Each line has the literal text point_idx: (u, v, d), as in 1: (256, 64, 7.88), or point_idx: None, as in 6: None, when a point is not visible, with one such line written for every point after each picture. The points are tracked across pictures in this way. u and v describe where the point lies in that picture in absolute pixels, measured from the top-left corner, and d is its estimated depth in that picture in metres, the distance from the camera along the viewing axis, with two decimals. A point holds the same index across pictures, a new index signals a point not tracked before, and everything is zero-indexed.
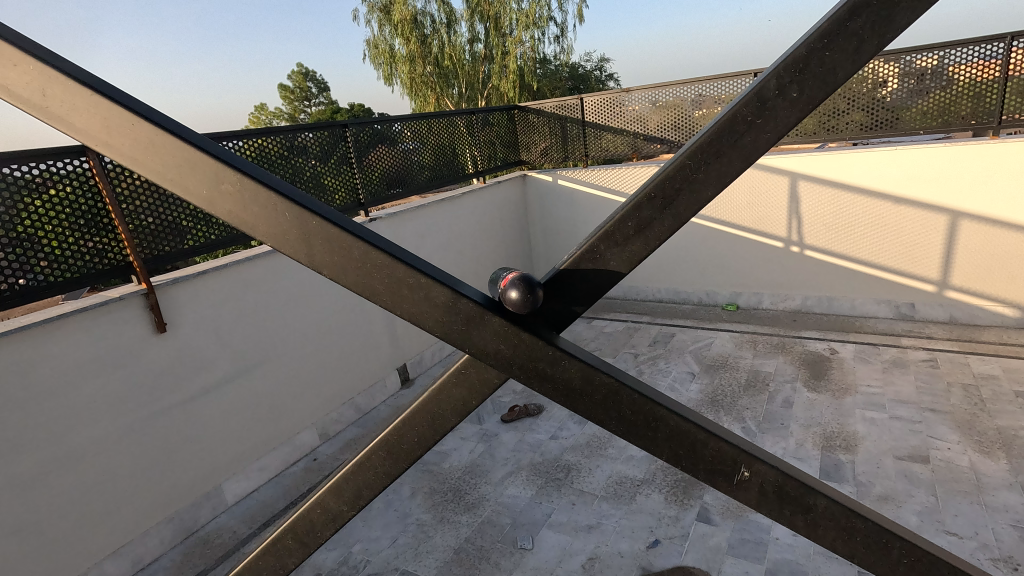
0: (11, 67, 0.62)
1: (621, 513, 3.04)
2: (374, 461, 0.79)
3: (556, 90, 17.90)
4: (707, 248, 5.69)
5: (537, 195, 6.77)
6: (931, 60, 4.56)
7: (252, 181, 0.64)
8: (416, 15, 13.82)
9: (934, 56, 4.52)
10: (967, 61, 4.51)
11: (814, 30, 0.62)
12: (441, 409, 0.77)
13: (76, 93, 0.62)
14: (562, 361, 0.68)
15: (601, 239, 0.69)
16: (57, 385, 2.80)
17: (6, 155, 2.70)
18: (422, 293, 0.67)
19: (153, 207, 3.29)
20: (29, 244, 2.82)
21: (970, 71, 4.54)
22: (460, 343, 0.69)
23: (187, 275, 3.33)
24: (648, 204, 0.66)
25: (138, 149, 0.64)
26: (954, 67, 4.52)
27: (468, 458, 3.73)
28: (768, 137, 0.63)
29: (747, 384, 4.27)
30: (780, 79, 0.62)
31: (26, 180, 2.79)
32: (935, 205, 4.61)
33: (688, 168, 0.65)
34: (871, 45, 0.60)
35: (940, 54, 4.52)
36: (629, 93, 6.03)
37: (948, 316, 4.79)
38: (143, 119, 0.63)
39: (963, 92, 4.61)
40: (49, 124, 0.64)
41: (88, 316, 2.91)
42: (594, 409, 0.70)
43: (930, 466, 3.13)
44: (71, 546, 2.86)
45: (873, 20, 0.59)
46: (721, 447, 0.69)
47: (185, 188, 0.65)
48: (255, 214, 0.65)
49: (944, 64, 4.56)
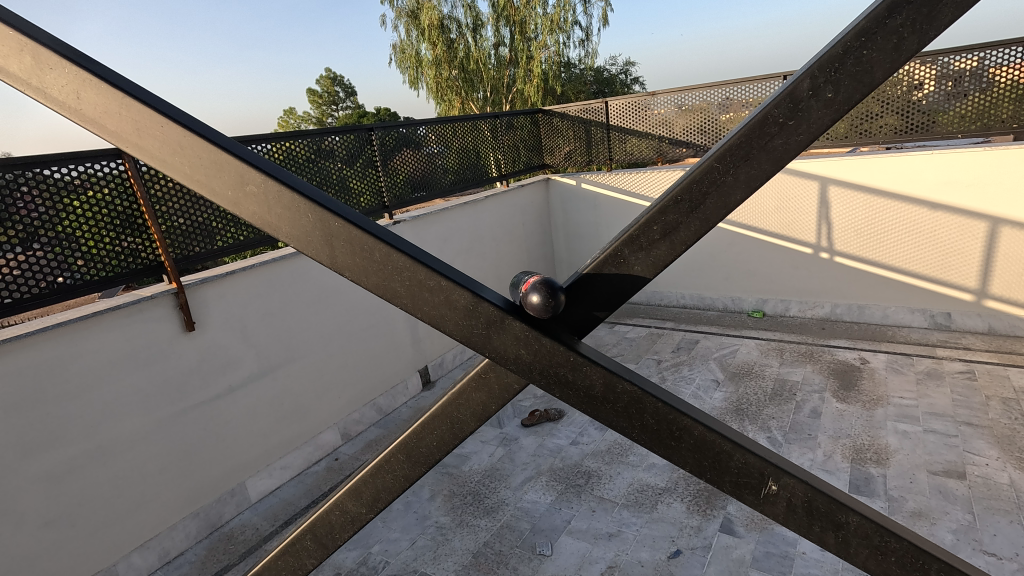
0: (48, 71, 0.63)
1: (642, 521, 3.00)
2: (392, 464, 0.78)
3: (580, 94, 17.89)
4: (733, 253, 5.59)
5: (560, 199, 6.74)
6: (970, 62, 4.43)
7: (276, 182, 0.65)
8: (443, 20, 13.97)
9: (973, 57, 4.39)
10: (1008, 63, 4.38)
11: (850, 29, 0.60)
12: (460, 414, 0.77)
13: (108, 95, 0.63)
14: (583, 368, 0.67)
15: (624, 244, 0.68)
16: (90, 380, 2.89)
17: (45, 158, 2.79)
18: (441, 296, 0.66)
19: (184, 208, 3.37)
20: (68, 242, 2.92)
21: (1010, 73, 4.41)
22: (479, 346, 0.69)
23: (215, 275, 3.40)
24: (675, 207, 0.65)
25: (167, 152, 0.65)
26: (994, 69, 4.39)
27: (488, 461, 3.73)
28: (800, 139, 0.61)
29: (773, 393, 4.17)
30: (814, 79, 0.60)
31: (65, 181, 2.89)
32: (972, 211, 4.45)
33: (716, 171, 0.63)
34: (910, 42, 0.58)
35: (979, 56, 4.39)
36: (655, 97, 5.98)
37: (986, 327, 4.62)
38: (172, 122, 0.64)
39: (1004, 95, 4.46)
40: (84, 126, 0.66)
41: (121, 315, 2.99)
42: (616, 417, 0.68)
43: (967, 482, 3.01)
44: (101, 539, 2.94)
45: (914, 18, 0.57)
46: (747, 459, 0.67)
47: (212, 190, 0.66)
48: (279, 215, 0.66)
49: (984, 66, 4.43)
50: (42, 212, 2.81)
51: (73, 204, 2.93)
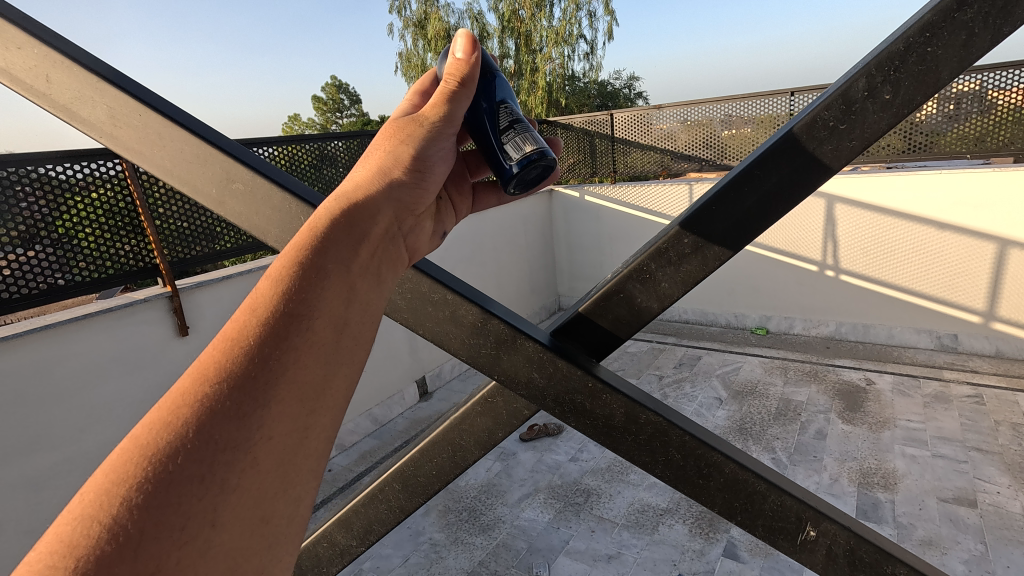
0: (18, 51, 0.57)
1: (642, 543, 2.91)
2: (387, 494, 0.72)
3: (583, 108, 18.01)
4: (738, 270, 5.53)
5: (563, 211, 6.69)
6: (971, 85, 4.46)
7: (266, 180, 0.59)
8: (450, 31, 14.11)
9: (973, 80, 4.41)
10: (1009, 87, 4.37)
11: (909, 24, 0.53)
12: (464, 441, 0.70)
13: (82, 78, 0.57)
14: (602, 395, 0.60)
15: (652, 258, 0.61)
16: (78, 383, 2.78)
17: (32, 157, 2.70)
18: (447, 311, 0.61)
19: (182, 210, 3.32)
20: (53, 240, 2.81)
21: (1012, 97, 4.39)
22: (487, 368, 0.62)
23: (211, 279, 3.33)
24: (708, 218, 0.59)
25: (141, 139, 0.59)
26: (994, 92, 4.39)
27: (485, 477, 3.63)
28: (852, 146, 0.55)
29: (777, 412, 4.09)
30: (870, 79, 0.53)
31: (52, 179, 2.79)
32: (981, 232, 4.40)
33: (754, 177, 0.57)
34: (983, 38, 0.51)
35: (980, 79, 4.40)
36: (660, 111, 5.95)
37: (993, 350, 4.55)
38: (152, 109, 0.58)
39: (1006, 119, 4.45)
40: (56, 114, 0.60)
41: (114, 317, 2.91)
42: (638, 452, 0.61)
43: (977, 511, 2.92)
44: None
45: (987, 10, 0.50)
46: (784, 501, 0.60)
47: (194, 185, 0.60)
48: (267, 217, 0.60)
49: (985, 89, 4.43)
50: (29, 209, 2.71)
51: (62, 202, 2.83)
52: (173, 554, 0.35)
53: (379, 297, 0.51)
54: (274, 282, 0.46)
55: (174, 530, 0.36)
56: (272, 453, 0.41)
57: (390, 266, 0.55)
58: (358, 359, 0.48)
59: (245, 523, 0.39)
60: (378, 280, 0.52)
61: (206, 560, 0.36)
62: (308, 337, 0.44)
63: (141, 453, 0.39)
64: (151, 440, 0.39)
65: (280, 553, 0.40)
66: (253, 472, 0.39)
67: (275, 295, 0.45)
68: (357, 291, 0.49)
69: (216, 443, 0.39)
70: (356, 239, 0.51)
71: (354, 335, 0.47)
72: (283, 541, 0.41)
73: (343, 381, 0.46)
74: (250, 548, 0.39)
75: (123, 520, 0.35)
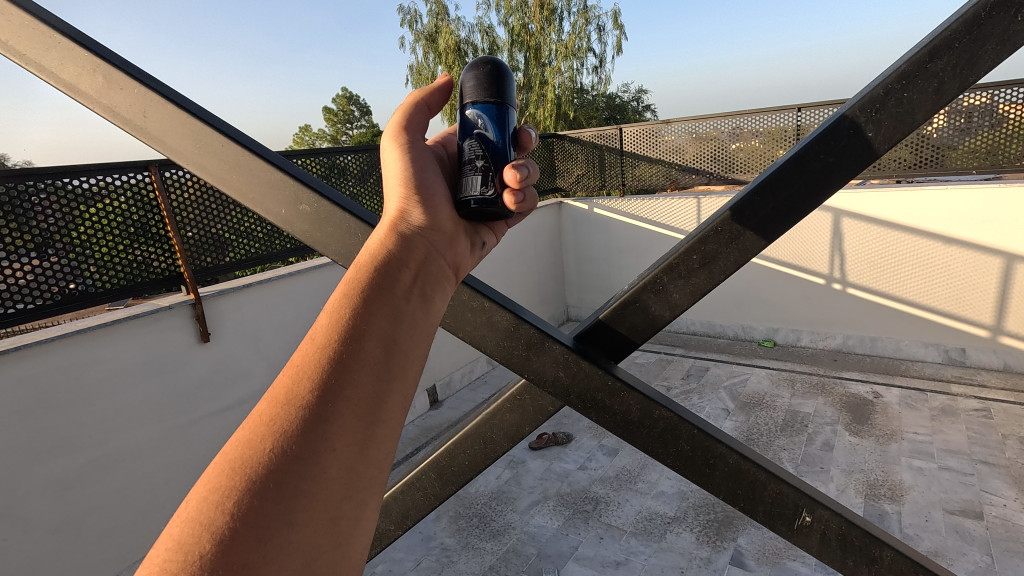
0: (118, 91, 0.66)
1: (650, 550, 2.95)
2: (423, 482, 0.80)
3: (592, 121, 18.18)
4: (745, 282, 5.58)
5: (571, 223, 6.79)
6: (982, 99, 4.49)
7: (328, 202, 0.68)
8: (460, 45, 14.34)
9: (985, 94, 4.45)
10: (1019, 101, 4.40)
11: (889, 72, 0.62)
12: (494, 434, 0.78)
13: (174, 115, 0.67)
14: (621, 393, 0.68)
15: (664, 271, 0.69)
16: (105, 387, 2.88)
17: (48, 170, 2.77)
18: (484, 317, 0.70)
19: (205, 220, 3.43)
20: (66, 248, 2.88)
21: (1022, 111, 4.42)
22: (518, 368, 0.70)
23: (232, 288, 3.44)
24: (714, 237, 0.68)
25: (223, 168, 0.68)
26: (1005, 105, 4.42)
27: (495, 484, 3.69)
28: (841, 176, 0.64)
29: (784, 424, 4.13)
30: (855, 117, 0.62)
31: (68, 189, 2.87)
32: (987, 247, 4.44)
33: (755, 202, 0.66)
34: (952, 85, 0.60)
35: (991, 93, 4.44)
36: (669, 124, 6.04)
37: (1001, 364, 4.57)
38: (233, 142, 0.67)
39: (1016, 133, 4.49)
40: (148, 144, 0.69)
41: (140, 324, 3.02)
42: (652, 444, 0.69)
43: (984, 523, 2.94)
44: (105, 549, 2.91)
45: (953, 62, 0.59)
46: (782, 490, 0.68)
47: (265, 208, 0.69)
48: (330, 233, 0.69)
49: (996, 103, 4.47)
50: (42, 218, 2.79)
51: (80, 212, 2.92)
52: (260, 549, 0.43)
53: (422, 316, 0.59)
54: (332, 316, 0.54)
55: (259, 528, 0.43)
56: (337, 462, 0.48)
57: (430, 285, 0.63)
58: (406, 375, 0.55)
59: (316, 523, 0.45)
60: (420, 300, 0.61)
61: (290, 553, 0.43)
62: (360, 356, 0.52)
63: (229, 467, 0.47)
64: (240, 459, 0.47)
65: (341, 555, 0.46)
66: (320, 479, 0.46)
67: (333, 331, 0.53)
68: (401, 312, 0.57)
69: (288, 453, 0.46)
70: (394, 268, 0.61)
71: (400, 352, 0.55)
72: (351, 541, 0.48)
73: (396, 395, 0.54)
74: (322, 544, 0.45)
75: (220, 521, 0.43)
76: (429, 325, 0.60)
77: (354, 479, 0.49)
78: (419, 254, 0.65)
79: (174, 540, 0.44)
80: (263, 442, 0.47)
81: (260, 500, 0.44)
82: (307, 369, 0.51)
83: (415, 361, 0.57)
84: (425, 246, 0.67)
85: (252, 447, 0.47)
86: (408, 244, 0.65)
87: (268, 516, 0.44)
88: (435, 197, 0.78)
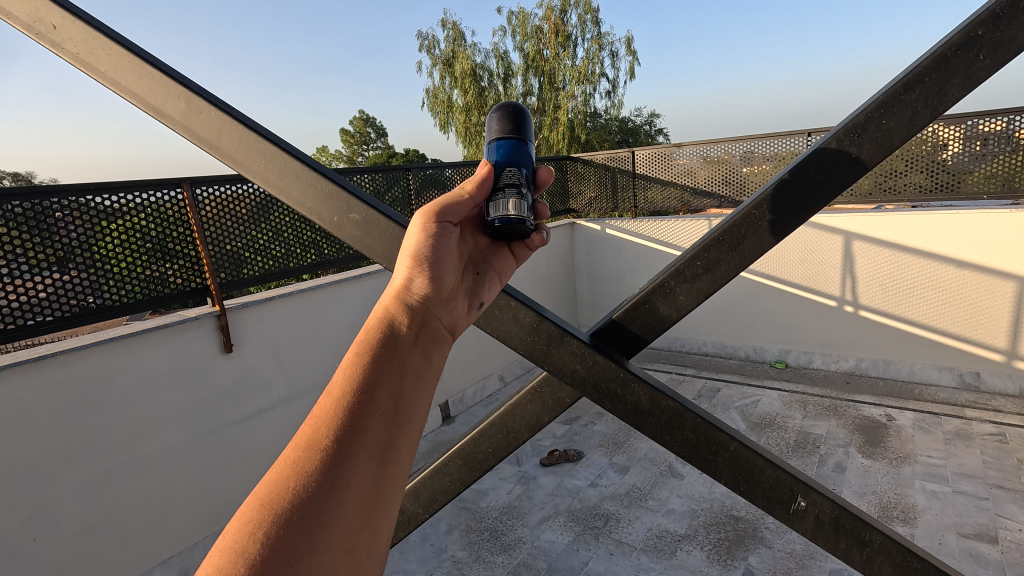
0: (199, 113, 0.80)
1: (660, 567, 2.97)
2: (450, 467, 0.88)
3: (604, 144, 18.41)
4: (757, 303, 5.61)
5: (584, 243, 6.88)
6: (997, 125, 4.52)
7: (375, 212, 0.81)
8: (475, 70, 14.73)
9: (1000, 121, 4.49)
10: None
11: (872, 100, 0.71)
12: (516, 424, 0.85)
13: (243, 137, 0.80)
14: (631, 383, 0.76)
15: (671, 275, 0.78)
16: (133, 394, 2.99)
17: (86, 186, 2.93)
18: (509, 314, 0.82)
19: (231, 234, 3.57)
20: (91, 262, 2.99)
21: None
22: (540, 360, 0.80)
23: (256, 300, 3.56)
24: (716, 245, 0.76)
25: (285, 180, 0.82)
26: (1021, 132, 4.46)
27: (506, 499, 3.72)
28: (829, 193, 0.72)
29: (796, 445, 4.13)
30: (841, 140, 0.71)
31: (97, 206, 3.01)
32: (999, 271, 4.45)
33: (753, 216, 0.74)
34: (924, 113, 0.68)
35: (1006, 119, 4.48)
36: (681, 148, 6.16)
37: (1017, 388, 4.53)
38: (295, 158, 0.81)
39: None
40: (221, 160, 0.83)
41: (168, 334, 3.14)
42: (660, 430, 0.76)
43: (998, 547, 2.92)
44: (127, 553, 2.98)
45: (925, 94, 0.68)
46: (779, 475, 0.75)
47: (319, 215, 0.82)
48: (377, 239, 0.82)
49: (1011, 129, 4.51)
50: (79, 231, 2.94)
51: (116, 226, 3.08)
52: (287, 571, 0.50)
53: (424, 369, 0.67)
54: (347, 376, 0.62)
55: (287, 553, 0.51)
56: (353, 497, 0.55)
57: (431, 341, 0.71)
58: (414, 421, 0.63)
59: (336, 549, 0.53)
60: (422, 355, 0.68)
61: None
62: (371, 407, 0.60)
63: (258, 502, 0.54)
64: (267, 495, 0.54)
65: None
66: (338, 510, 0.54)
67: (349, 387, 0.61)
68: (405, 366, 0.65)
69: (310, 490, 0.54)
70: (399, 334, 0.68)
71: (408, 402, 0.62)
72: (366, 566, 0.55)
73: (406, 438, 0.61)
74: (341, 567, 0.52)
75: (252, 547, 0.50)
76: (431, 377, 0.67)
77: (368, 511, 0.56)
78: (421, 318, 0.72)
79: (215, 563, 0.51)
80: (288, 481, 0.54)
81: (286, 530, 0.51)
82: (326, 417, 0.58)
83: (420, 408, 0.64)
84: (427, 310, 0.73)
85: (277, 487, 0.54)
86: (414, 310, 0.72)
87: (295, 545, 0.51)
88: (445, 260, 0.80)
